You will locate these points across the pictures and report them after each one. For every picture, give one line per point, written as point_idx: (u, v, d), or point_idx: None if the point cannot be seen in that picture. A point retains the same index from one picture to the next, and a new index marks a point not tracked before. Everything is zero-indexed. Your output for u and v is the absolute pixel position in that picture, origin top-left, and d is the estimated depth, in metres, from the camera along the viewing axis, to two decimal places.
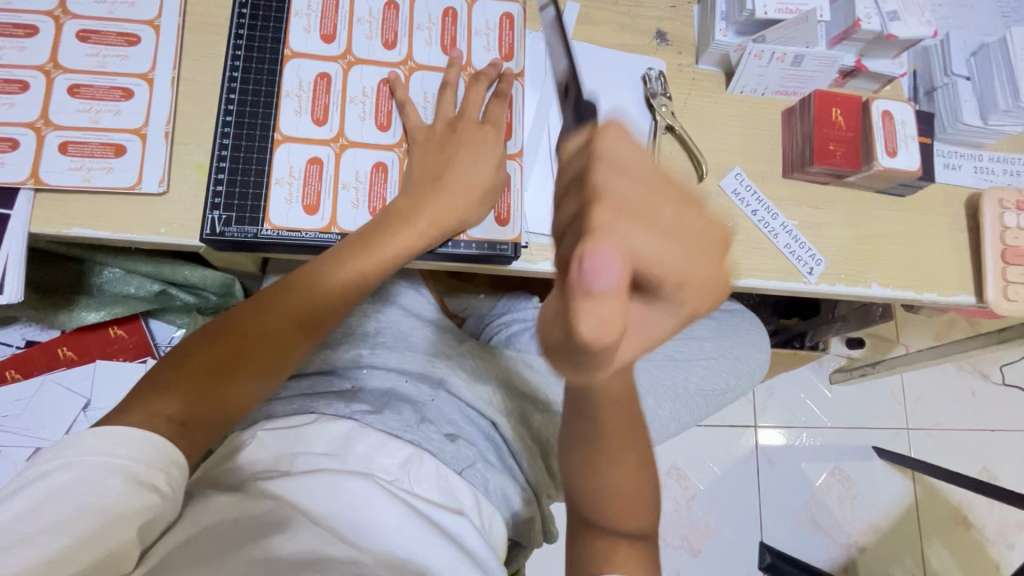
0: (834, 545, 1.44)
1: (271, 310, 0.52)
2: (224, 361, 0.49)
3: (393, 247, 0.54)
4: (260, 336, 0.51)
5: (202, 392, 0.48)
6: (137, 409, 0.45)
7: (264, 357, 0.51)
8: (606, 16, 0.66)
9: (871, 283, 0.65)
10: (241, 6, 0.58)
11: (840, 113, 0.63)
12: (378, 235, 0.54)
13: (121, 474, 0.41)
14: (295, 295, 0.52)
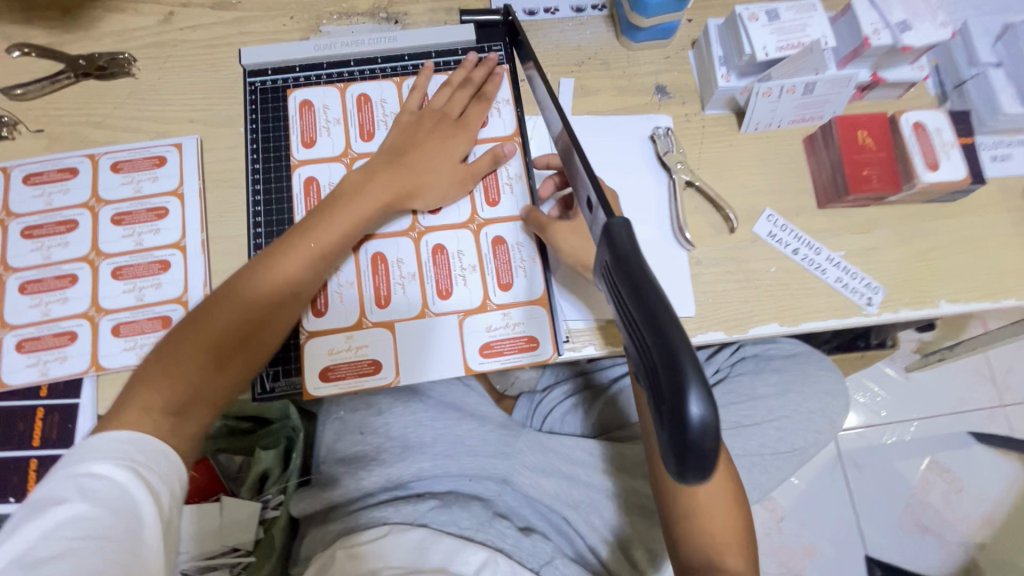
0: (948, 545, 1.33)
1: (247, 286, 0.50)
2: (214, 338, 0.47)
3: (345, 224, 0.54)
4: (238, 312, 0.49)
5: (210, 364, 0.47)
6: (154, 384, 0.44)
7: (244, 333, 0.49)
8: (602, 82, 0.65)
9: (939, 301, 0.60)
10: (254, 158, 0.61)
11: (868, 134, 0.59)
12: (336, 211, 0.54)
13: (135, 480, 0.39)
14: (288, 260, 0.52)
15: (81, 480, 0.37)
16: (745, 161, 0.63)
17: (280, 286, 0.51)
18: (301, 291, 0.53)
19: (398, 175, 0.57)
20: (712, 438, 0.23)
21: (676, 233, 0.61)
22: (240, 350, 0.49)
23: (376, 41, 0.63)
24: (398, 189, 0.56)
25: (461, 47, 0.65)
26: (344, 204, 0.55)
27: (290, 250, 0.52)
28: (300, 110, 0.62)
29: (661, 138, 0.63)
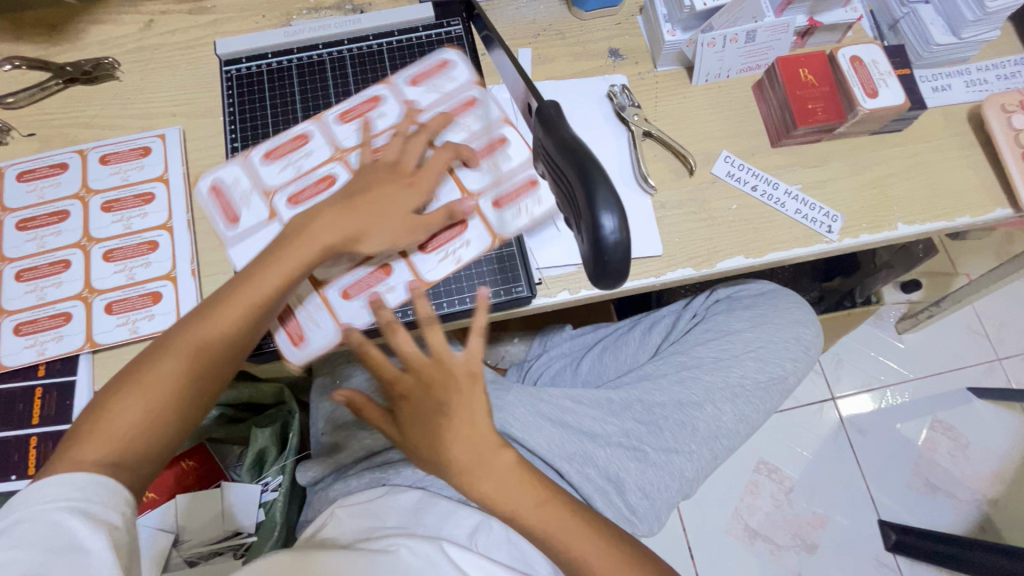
0: (961, 504, 1.32)
1: (183, 343, 0.47)
2: (147, 399, 0.45)
3: (287, 266, 0.50)
4: (175, 369, 0.46)
5: (143, 425, 0.45)
6: (85, 444, 0.43)
7: (183, 388, 0.46)
8: (558, 50, 0.69)
9: (897, 224, 0.63)
10: (233, 144, 0.64)
11: (810, 72, 0.62)
12: (280, 253, 0.51)
13: (75, 514, 0.40)
14: (224, 310, 0.48)
15: (17, 530, 0.39)
16: (700, 111, 0.67)
17: (218, 338, 0.48)
18: (230, 352, 0.49)
19: (347, 214, 0.53)
20: (621, 247, 0.37)
21: (638, 180, 0.63)
22: (173, 412, 0.46)
23: (342, 26, 0.68)
24: (347, 226, 0.52)
25: (422, 25, 0.69)
26: (286, 247, 0.51)
27: (225, 302, 0.49)
28: (212, 193, 0.62)
29: (618, 95, 0.66)
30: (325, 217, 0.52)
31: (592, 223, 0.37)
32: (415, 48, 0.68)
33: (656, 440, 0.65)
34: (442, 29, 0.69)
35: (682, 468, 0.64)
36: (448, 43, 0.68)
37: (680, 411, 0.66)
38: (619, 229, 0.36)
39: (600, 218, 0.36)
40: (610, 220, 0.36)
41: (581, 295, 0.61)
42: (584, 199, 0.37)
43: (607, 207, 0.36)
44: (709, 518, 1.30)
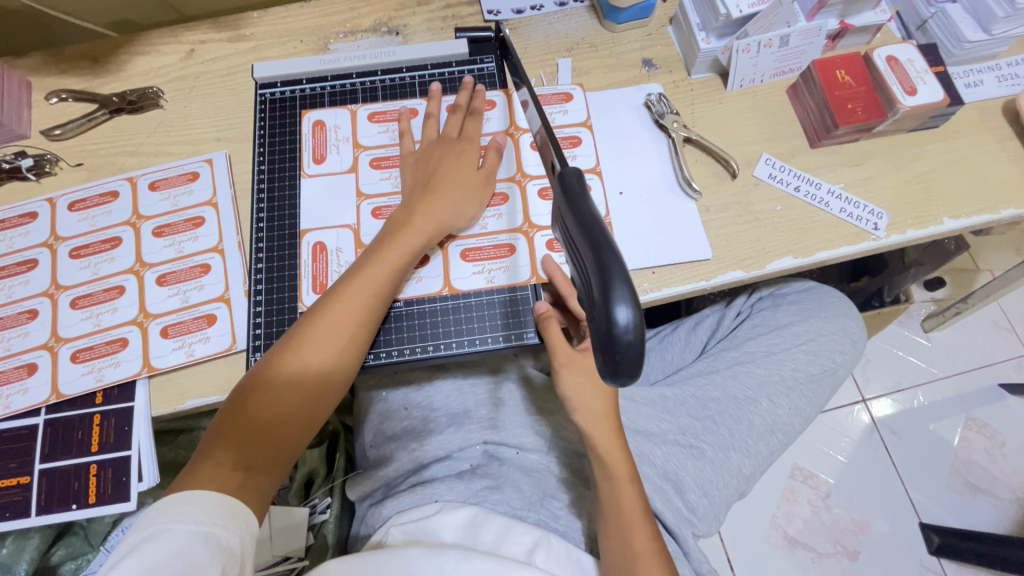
0: (1002, 504, 1.29)
1: (305, 346, 0.50)
2: (279, 400, 0.49)
3: (384, 270, 0.52)
4: (305, 370, 0.49)
5: (281, 423, 0.48)
6: (229, 442, 0.47)
7: (310, 388, 0.50)
8: (593, 63, 0.71)
9: (942, 218, 0.63)
10: (259, 173, 0.62)
11: (846, 73, 0.64)
12: (377, 256, 0.53)
13: (205, 541, 0.41)
14: (334, 315, 0.51)
15: (149, 545, 0.39)
16: (737, 115, 0.68)
17: (336, 339, 0.50)
18: (347, 358, 0.51)
19: (432, 206, 0.54)
20: (636, 347, 0.29)
21: (682, 185, 0.64)
22: (308, 409, 0.50)
23: (376, 55, 0.65)
24: (440, 221, 0.54)
25: (456, 60, 0.66)
26: (385, 245, 0.53)
27: (336, 307, 0.51)
28: (312, 254, 0.58)
29: (656, 103, 0.67)
30: (418, 213, 0.54)
31: (600, 313, 0.30)
32: (456, 81, 0.65)
33: (713, 437, 0.65)
34: (475, 66, 0.65)
35: (739, 466, 0.65)
36: (479, 80, 0.64)
37: (735, 407, 0.67)
38: (636, 325, 0.29)
39: (610, 309, 0.29)
40: (624, 313, 0.29)
41: None
42: (596, 284, 0.31)
43: (620, 297, 0.29)
44: (747, 529, 1.28)
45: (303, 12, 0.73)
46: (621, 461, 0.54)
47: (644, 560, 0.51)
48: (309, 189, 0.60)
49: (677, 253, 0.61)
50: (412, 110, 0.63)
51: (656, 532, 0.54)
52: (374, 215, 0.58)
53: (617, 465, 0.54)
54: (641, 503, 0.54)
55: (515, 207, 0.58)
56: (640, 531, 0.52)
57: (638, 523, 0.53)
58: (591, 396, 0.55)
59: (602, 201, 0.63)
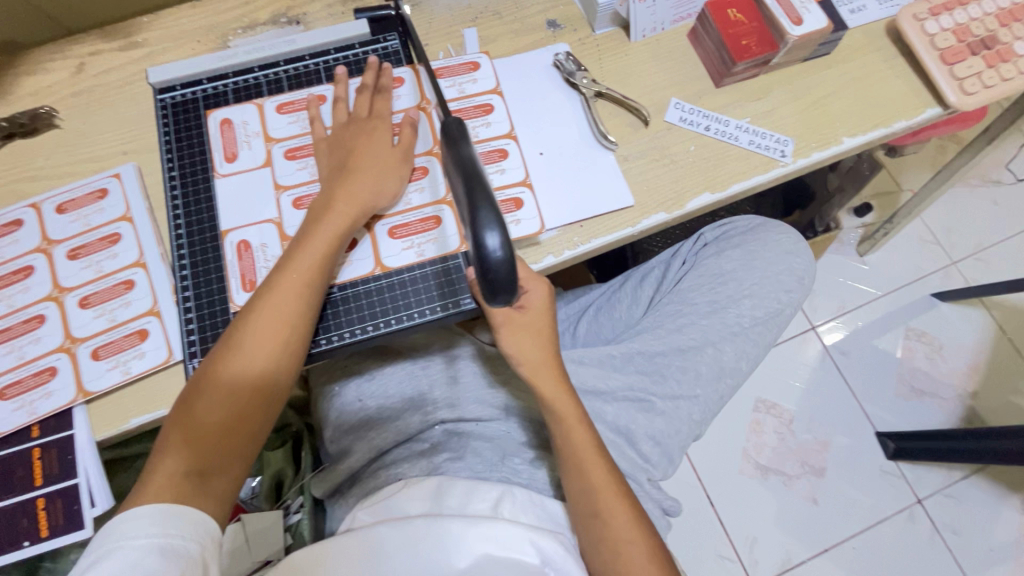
0: (946, 402, 1.40)
1: (244, 341, 0.49)
2: (225, 401, 0.48)
3: (314, 258, 0.51)
4: (246, 365, 0.49)
5: (230, 422, 0.48)
6: (178, 450, 0.46)
7: (255, 382, 0.49)
8: (499, 30, 0.71)
9: (841, 138, 0.67)
10: (170, 179, 0.60)
11: (737, 11, 0.66)
12: (303, 245, 0.52)
13: (160, 552, 0.42)
14: (268, 309, 0.50)
15: (103, 564, 0.40)
16: (644, 65, 0.70)
17: (274, 333, 0.50)
18: (289, 351, 0.50)
19: (352, 188, 0.54)
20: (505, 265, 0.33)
21: (599, 139, 0.65)
22: (256, 404, 0.49)
23: (276, 46, 0.63)
24: (363, 201, 0.54)
25: (358, 41, 0.65)
26: (310, 233, 0.52)
27: (269, 299, 0.50)
28: (237, 253, 0.57)
29: (564, 62, 0.68)
30: (338, 197, 0.53)
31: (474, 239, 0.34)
32: (362, 62, 0.64)
33: (661, 375, 0.68)
34: (379, 45, 0.65)
35: (690, 399, 0.68)
36: (385, 59, 0.64)
37: (679, 344, 0.70)
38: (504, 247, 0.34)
39: (481, 234, 0.33)
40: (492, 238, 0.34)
41: (565, 256, 0.62)
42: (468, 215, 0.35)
43: (488, 226, 0.33)
44: (721, 465, 1.35)
45: (195, 11, 0.71)
46: (569, 404, 0.58)
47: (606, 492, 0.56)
48: (224, 189, 0.59)
49: (602, 204, 0.63)
50: (320, 97, 0.62)
51: (613, 465, 0.58)
52: (294, 206, 0.58)
53: (566, 411, 0.57)
54: (594, 441, 0.58)
55: (436, 178, 0.59)
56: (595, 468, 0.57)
57: (593, 455, 0.57)
58: (529, 347, 0.58)
59: (522, 162, 0.63)
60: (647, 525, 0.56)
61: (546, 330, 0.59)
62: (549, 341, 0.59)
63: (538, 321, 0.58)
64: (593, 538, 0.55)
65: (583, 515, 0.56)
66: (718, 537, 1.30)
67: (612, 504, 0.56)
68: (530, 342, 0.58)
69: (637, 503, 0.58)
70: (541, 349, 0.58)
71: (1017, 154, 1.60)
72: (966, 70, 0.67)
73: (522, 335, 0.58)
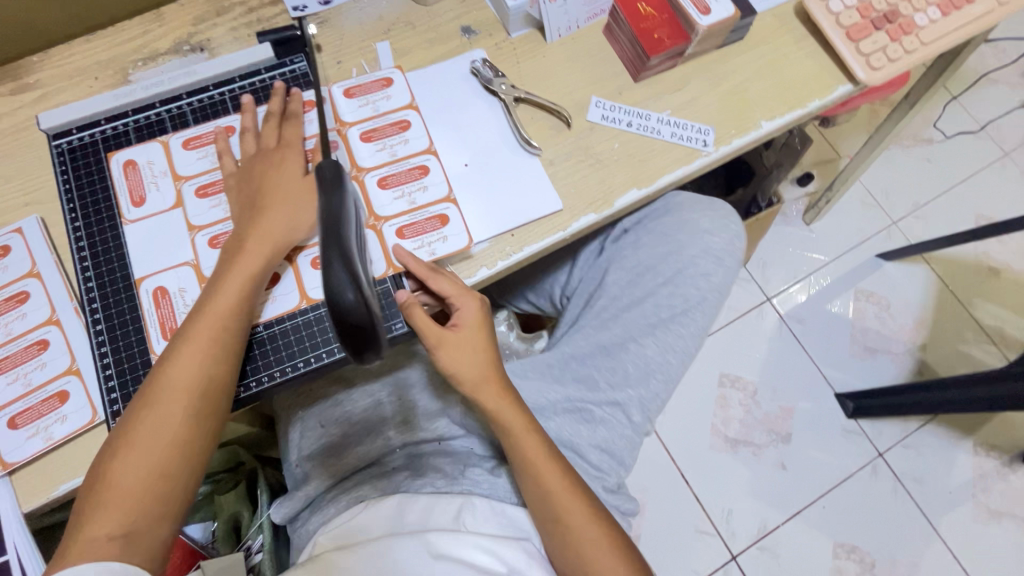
0: (898, 357, 1.46)
1: (162, 395, 0.48)
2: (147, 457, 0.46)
3: (230, 300, 0.50)
4: (166, 418, 0.47)
5: (151, 479, 0.46)
6: (101, 512, 0.44)
7: (176, 435, 0.47)
8: (413, 40, 0.69)
9: (760, 122, 0.68)
10: (75, 229, 0.57)
11: (646, 4, 0.66)
12: (217, 287, 0.50)
13: None
14: (187, 357, 0.49)
15: None
16: (562, 65, 0.69)
17: (194, 382, 0.48)
18: (213, 397, 0.49)
19: (263, 224, 0.52)
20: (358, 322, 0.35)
21: (522, 145, 0.65)
22: (182, 456, 0.47)
23: (176, 79, 0.61)
24: (275, 236, 0.52)
25: (264, 67, 0.63)
26: (224, 274, 0.51)
27: (184, 348, 0.49)
28: (154, 301, 0.55)
29: (481, 69, 0.67)
30: (251, 235, 0.52)
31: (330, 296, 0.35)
32: (268, 88, 0.62)
33: (609, 373, 0.69)
34: (286, 68, 0.63)
35: (639, 392, 0.69)
36: (293, 83, 0.62)
37: (625, 339, 0.70)
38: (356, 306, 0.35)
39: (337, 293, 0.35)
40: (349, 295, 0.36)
41: (499, 267, 0.61)
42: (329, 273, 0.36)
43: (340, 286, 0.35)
44: (692, 442, 1.39)
45: (90, 47, 0.68)
46: (515, 414, 0.58)
47: (561, 493, 0.56)
48: (134, 235, 0.56)
49: (531, 211, 0.63)
50: (228, 128, 0.60)
51: (567, 466, 0.58)
52: (210, 245, 0.56)
53: (513, 421, 0.57)
54: (545, 445, 0.58)
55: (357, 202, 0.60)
56: (549, 474, 0.56)
57: (546, 458, 0.57)
58: (468, 360, 0.57)
59: (444, 178, 0.62)
60: (608, 520, 0.57)
61: (485, 342, 0.58)
62: (489, 350, 0.58)
63: (474, 335, 0.57)
64: (559, 540, 0.55)
65: (542, 518, 0.56)
66: (695, 512, 1.34)
67: (570, 505, 0.56)
68: (469, 356, 0.57)
69: (596, 501, 0.58)
70: (481, 362, 0.57)
71: (944, 112, 1.66)
72: (871, 46, 0.69)
73: (460, 352, 0.57)
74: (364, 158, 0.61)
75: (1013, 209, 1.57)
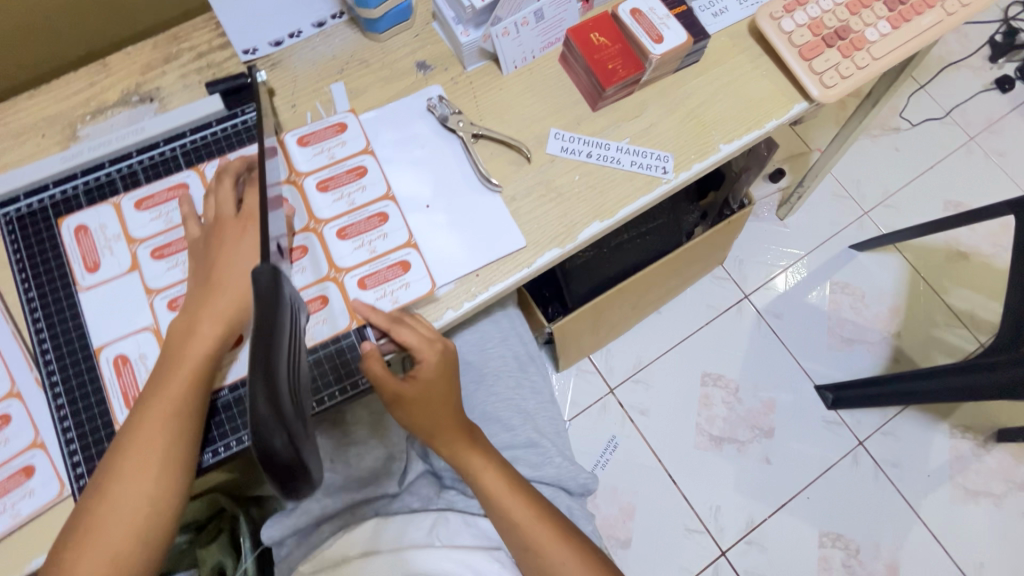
0: (874, 346, 1.49)
1: (116, 490, 0.48)
2: (105, 544, 0.47)
3: (185, 383, 0.50)
4: (121, 511, 0.48)
5: (108, 566, 0.47)
6: None
7: (131, 527, 0.48)
8: (368, 79, 0.69)
9: (719, 145, 0.69)
10: (30, 299, 0.56)
11: (600, 34, 0.66)
12: (173, 369, 0.50)
13: None
14: (141, 444, 0.49)
15: None
16: (520, 97, 0.69)
17: (149, 468, 0.48)
18: (169, 482, 0.49)
19: (218, 303, 0.52)
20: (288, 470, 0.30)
21: (483, 182, 0.65)
22: (140, 542, 0.48)
23: (125, 136, 0.60)
24: (227, 320, 0.51)
25: (215, 118, 0.62)
26: (180, 356, 0.51)
27: (137, 440, 0.49)
28: (116, 370, 0.54)
29: (437, 106, 0.67)
30: (206, 313, 0.52)
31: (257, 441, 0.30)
32: (221, 141, 0.61)
33: None
34: (238, 119, 0.62)
35: None
36: (246, 134, 0.61)
37: None
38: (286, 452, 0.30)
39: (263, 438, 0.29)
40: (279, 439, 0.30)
41: (465, 308, 0.61)
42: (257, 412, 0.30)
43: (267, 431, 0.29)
44: (678, 442, 1.41)
45: (36, 102, 0.66)
46: (477, 454, 0.59)
47: (533, 525, 0.58)
48: (91, 304, 0.55)
49: (494, 250, 0.63)
50: (182, 186, 0.59)
51: (534, 495, 0.60)
52: (170, 309, 0.55)
53: (476, 461, 0.59)
54: (510, 478, 0.60)
55: (317, 256, 0.59)
56: (518, 509, 0.58)
57: (513, 492, 0.59)
58: (431, 404, 0.58)
59: (404, 223, 0.62)
60: (580, 542, 0.59)
61: (448, 383, 0.59)
62: (451, 388, 0.59)
63: (434, 383, 0.57)
64: (535, 568, 0.57)
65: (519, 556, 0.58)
66: (684, 511, 1.36)
67: (540, 533, 0.57)
68: (430, 403, 0.58)
69: (566, 525, 0.59)
70: (443, 405, 0.58)
71: (910, 100, 1.68)
72: (824, 65, 0.69)
73: (423, 399, 0.57)
74: (322, 208, 0.61)
75: (980, 193, 1.60)
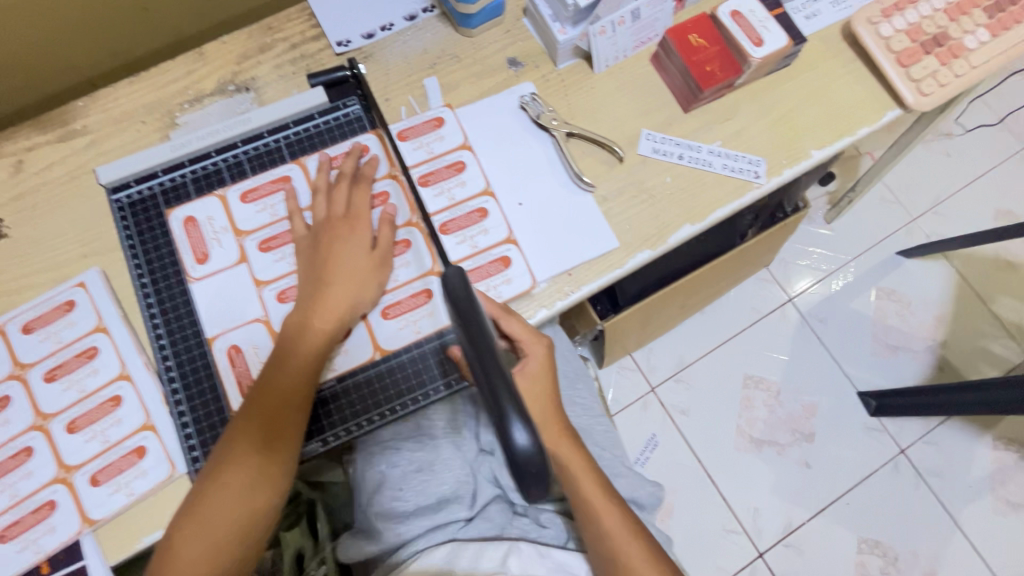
0: (918, 355, 1.47)
1: (228, 479, 0.50)
2: (213, 531, 0.49)
3: (295, 381, 0.51)
4: (229, 501, 0.49)
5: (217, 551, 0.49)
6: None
7: (237, 517, 0.50)
8: (460, 74, 0.69)
9: (811, 151, 0.68)
10: (144, 284, 0.59)
11: (699, 36, 0.66)
12: (284, 365, 0.51)
13: None
14: (252, 437, 0.50)
15: None
16: (612, 97, 0.69)
17: (259, 462, 0.50)
18: (275, 477, 0.51)
19: (329, 301, 0.53)
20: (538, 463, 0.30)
21: (575, 181, 0.65)
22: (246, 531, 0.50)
23: (231, 127, 0.61)
24: (340, 321, 0.53)
25: (317, 111, 0.63)
26: (291, 353, 0.51)
27: (249, 433, 0.50)
28: (229, 359, 0.56)
29: (531, 104, 0.67)
30: (319, 310, 0.52)
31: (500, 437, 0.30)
32: (320, 134, 0.63)
33: None
34: (341, 112, 0.64)
35: None
36: (349, 126, 0.63)
37: None
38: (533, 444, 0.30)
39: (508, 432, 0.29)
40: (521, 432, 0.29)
41: (558, 307, 0.62)
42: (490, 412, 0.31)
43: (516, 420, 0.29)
44: (718, 443, 1.41)
45: (134, 89, 0.66)
46: (570, 449, 0.59)
47: (618, 532, 0.58)
48: (202, 293, 0.57)
49: (587, 251, 0.63)
50: (286, 180, 0.61)
51: (620, 501, 0.61)
52: (280, 301, 0.56)
53: (569, 456, 0.59)
54: (600, 480, 0.60)
55: (420, 250, 0.58)
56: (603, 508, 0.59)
57: (601, 494, 0.60)
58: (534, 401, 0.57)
59: (503, 219, 0.63)
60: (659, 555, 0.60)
61: (550, 382, 0.58)
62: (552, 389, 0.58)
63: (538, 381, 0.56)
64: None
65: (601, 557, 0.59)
66: (722, 512, 1.37)
67: (624, 542, 0.58)
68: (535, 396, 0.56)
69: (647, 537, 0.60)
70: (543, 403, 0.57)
71: (964, 105, 1.65)
72: (921, 72, 0.68)
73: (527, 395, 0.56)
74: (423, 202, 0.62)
75: None
